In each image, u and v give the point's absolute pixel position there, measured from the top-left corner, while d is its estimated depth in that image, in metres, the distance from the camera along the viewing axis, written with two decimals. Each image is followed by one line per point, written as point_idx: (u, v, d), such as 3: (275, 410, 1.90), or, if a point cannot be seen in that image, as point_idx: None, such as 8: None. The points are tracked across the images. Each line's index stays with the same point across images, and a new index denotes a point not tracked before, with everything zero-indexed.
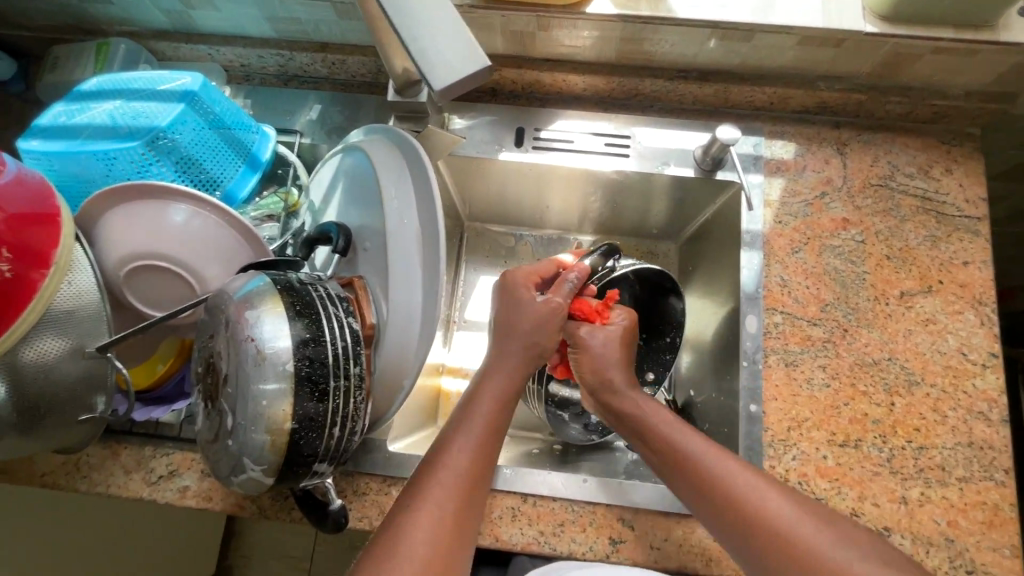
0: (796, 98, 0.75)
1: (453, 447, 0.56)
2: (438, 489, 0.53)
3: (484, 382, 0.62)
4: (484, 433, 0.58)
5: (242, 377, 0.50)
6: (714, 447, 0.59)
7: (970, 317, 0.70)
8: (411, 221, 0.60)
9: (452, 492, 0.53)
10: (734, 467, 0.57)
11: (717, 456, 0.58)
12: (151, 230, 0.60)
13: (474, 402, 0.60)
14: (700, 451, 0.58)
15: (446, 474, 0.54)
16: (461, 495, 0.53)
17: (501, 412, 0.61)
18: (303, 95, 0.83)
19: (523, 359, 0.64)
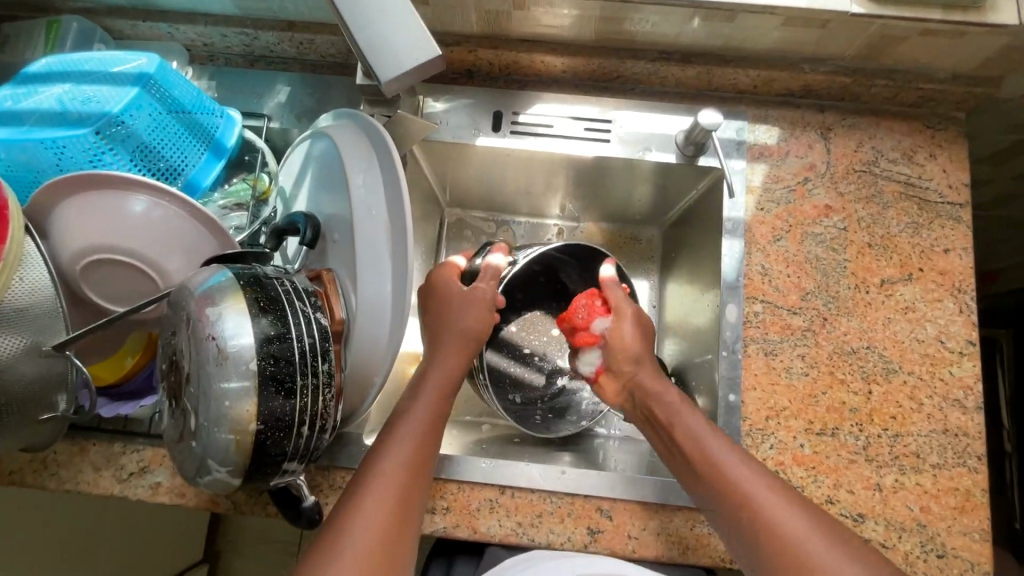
0: (781, 81, 0.73)
1: (393, 438, 0.56)
2: (383, 479, 0.53)
3: (427, 369, 0.63)
4: (423, 425, 0.58)
5: (204, 377, 0.48)
6: (735, 455, 0.57)
7: (949, 305, 0.70)
8: (381, 211, 0.58)
9: (394, 484, 0.53)
10: (752, 477, 0.55)
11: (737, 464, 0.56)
12: (108, 223, 0.57)
13: (416, 395, 0.60)
14: (722, 455, 0.57)
15: (389, 464, 0.54)
16: (408, 482, 0.53)
17: (444, 403, 0.61)
18: (271, 77, 0.79)
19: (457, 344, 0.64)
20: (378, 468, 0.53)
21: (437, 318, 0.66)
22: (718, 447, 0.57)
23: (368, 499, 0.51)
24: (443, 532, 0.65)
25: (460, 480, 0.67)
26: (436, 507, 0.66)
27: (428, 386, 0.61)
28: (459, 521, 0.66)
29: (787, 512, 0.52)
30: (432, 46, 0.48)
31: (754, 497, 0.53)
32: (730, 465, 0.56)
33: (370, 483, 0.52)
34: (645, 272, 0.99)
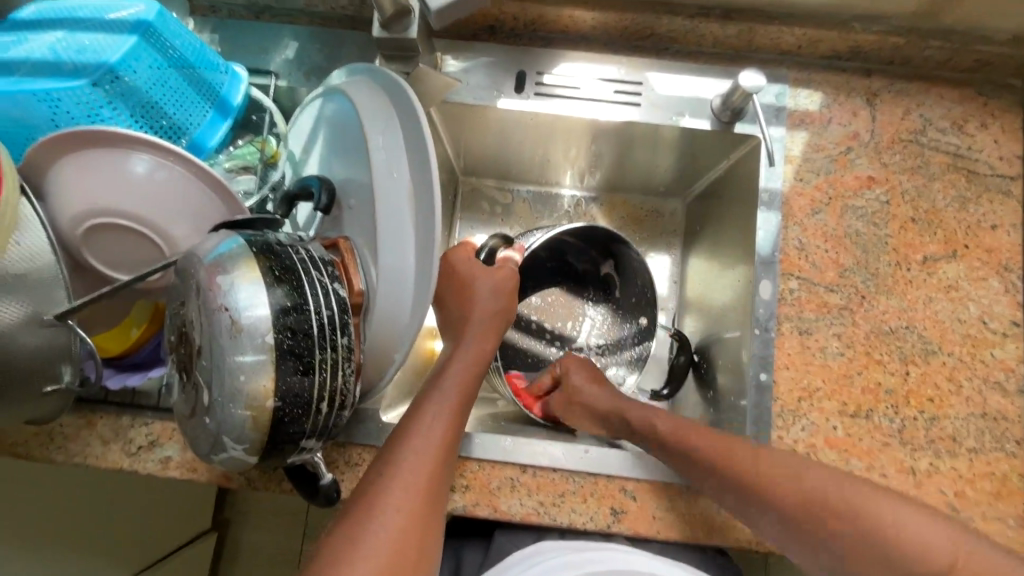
0: (828, 41, 0.68)
1: (425, 415, 0.52)
2: (414, 458, 0.49)
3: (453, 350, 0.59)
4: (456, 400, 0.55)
5: (217, 350, 0.45)
6: (775, 459, 0.58)
7: (994, 284, 0.67)
8: (403, 175, 0.54)
9: (424, 464, 0.49)
10: (805, 473, 0.56)
11: (783, 469, 0.57)
12: (109, 184, 0.53)
13: (444, 372, 0.57)
14: (775, 454, 0.58)
15: (420, 441, 0.50)
16: (439, 462, 0.50)
17: (476, 380, 0.57)
18: (278, 31, 0.74)
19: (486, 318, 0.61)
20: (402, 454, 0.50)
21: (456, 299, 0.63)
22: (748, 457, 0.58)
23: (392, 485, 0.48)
24: (463, 510, 0.63)
25: (480, 458, 0.65)
26: (455, 485, 0.64)
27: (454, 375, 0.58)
28: (479, 500, 0.64)
29: (868, 496, 0.53)
30: None
31: (826, 493, 0.54)
32: (779, 468, 0.57)
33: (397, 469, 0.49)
34: (666, 247, 0.96)
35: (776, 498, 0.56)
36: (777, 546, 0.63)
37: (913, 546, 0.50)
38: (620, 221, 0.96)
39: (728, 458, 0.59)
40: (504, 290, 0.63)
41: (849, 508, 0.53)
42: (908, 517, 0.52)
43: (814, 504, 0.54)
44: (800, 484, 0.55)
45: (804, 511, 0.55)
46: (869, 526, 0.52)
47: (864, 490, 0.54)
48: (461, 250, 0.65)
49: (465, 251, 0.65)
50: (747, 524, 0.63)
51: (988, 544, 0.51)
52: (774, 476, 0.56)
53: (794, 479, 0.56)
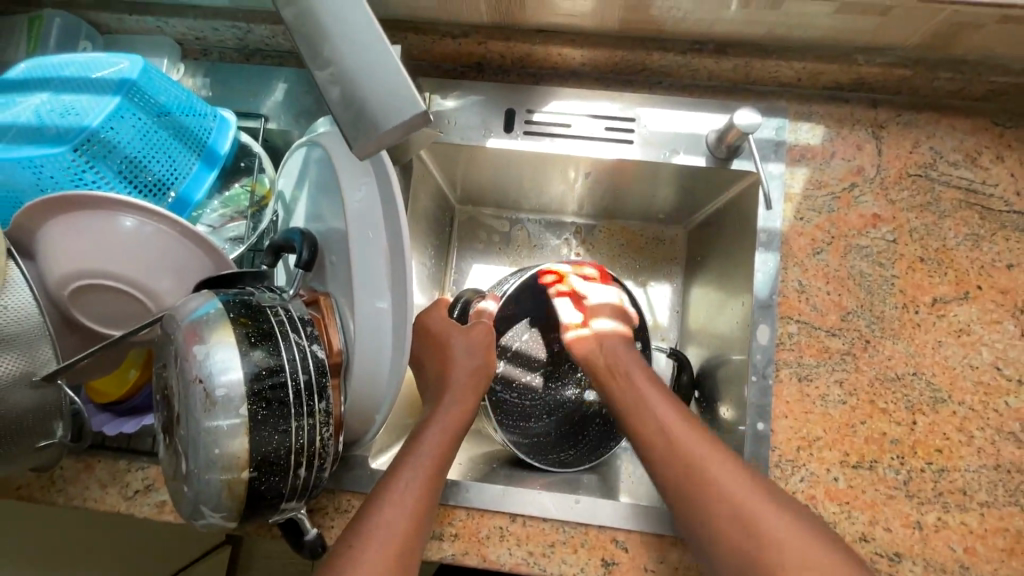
0: (829, 74, 0.65)
1: (398, 479, 0.53)
2: (381, 531, 0.49)
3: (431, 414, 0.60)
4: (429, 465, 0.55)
5: (192, 422, 0.45)
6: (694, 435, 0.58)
7: (1009, 327, 0.63)
8: (379, 234, 0.53)
9: (393, 538, 0.49)
10: (703, 452, 0.56)
11: (696, 445, 0.57)
12: (96, 244, 0.54)
13: (422, 434, 0.58)
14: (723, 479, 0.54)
15: (390, 516, 0.50)
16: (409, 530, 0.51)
17: (449, 443, 0.58)
18: (267, 74, 0.74)
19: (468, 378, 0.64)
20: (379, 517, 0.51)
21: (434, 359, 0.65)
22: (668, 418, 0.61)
23: (366, 543, 0.49)
24: (452, 560, 0.63)
25: (469, 506, 0.64)
26: (444, 533, 0.64)
27: (432, 427, 0.59)
28: (468, 549, 0.63)
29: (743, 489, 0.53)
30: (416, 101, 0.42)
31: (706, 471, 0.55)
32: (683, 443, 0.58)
33: (373, 529, 0.50)
34: (667, 275, 0.93)
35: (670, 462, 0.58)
36: None
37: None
38: (619, 248, 0.94)
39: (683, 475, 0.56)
40: (478, 347, 0.67)
41: (725, 494, 0.53)
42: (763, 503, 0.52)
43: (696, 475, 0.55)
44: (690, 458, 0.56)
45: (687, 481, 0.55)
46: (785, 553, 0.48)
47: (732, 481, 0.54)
48: (433, 312, 0.70)
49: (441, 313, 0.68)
50: None
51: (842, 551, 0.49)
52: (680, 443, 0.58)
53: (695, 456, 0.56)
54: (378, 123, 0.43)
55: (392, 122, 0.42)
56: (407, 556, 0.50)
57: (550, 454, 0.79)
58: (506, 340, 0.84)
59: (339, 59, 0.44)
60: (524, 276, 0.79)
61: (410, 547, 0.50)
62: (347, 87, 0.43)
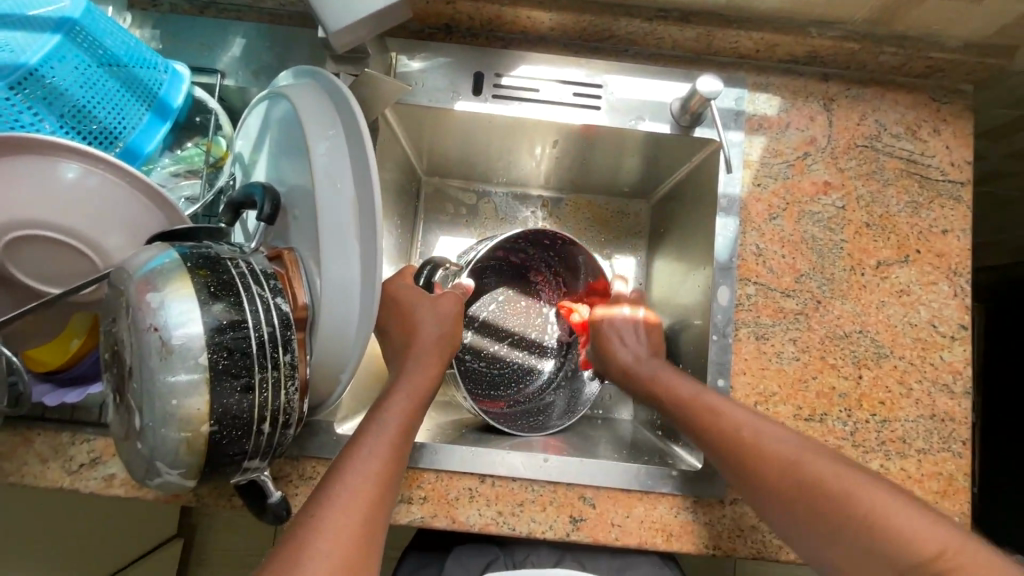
0: (785, 46, 0.68)
1: (367, 436, 0.53)
2: (341, 492, 0.48)
3: (400, 374, 0.60)
4: (397, 426, 0.55)
5: (146, 373, 0.43)
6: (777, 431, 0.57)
7: (943, 288, 0.68)
8: (347, 186, 0.51)
9: (359, 497, 0.49)
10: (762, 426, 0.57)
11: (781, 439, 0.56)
12: (33, 193, 0.50)
13: (389, 397, 0.57)
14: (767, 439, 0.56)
15: (355, 475, 0.50)
16: (375, 488, 0.50)
17: (420, 406, 0.58)
18: (223, 28, 0.71)
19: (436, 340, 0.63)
20: (344, 473, 0.50)
21: (401, 325, 0.64)
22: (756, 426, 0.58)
23: (332, 497, 0.48)
24: (420, 523, 0.63)
25: (437, 468, 0.64)
26: (412, 497, 0.63)
27: (399, 391, 0.58)
28: (437, 511, 0.63)
29: (875, 496, 0.48)
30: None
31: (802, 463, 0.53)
32: (778, 442, 0.55)
33: (340, 488, 0.49)
34: (631, 248, 0.95)
35: (764, 468, 0.54)
36: (732, 549, 0.63)
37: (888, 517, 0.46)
38: (586, 221, 0.95)
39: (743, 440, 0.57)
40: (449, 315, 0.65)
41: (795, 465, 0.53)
42: (887, 492, 0.48)
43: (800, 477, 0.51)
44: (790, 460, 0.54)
45: (795, 486, 0.52)
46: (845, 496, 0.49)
47: (848, 475, 0.50)
48: (402, 276, 0.68)
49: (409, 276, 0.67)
50: (704, 528, 0.64)
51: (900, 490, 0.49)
52: (770, 454, 0.55)
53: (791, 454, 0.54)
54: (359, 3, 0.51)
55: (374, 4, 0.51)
56: (376, 510, 0.49)
57: (505, 421, 0.79)
58: (474, 309, 0.85)
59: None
60: (494, 241, 0.79)
61: (378, 502, 0.50)
62: None
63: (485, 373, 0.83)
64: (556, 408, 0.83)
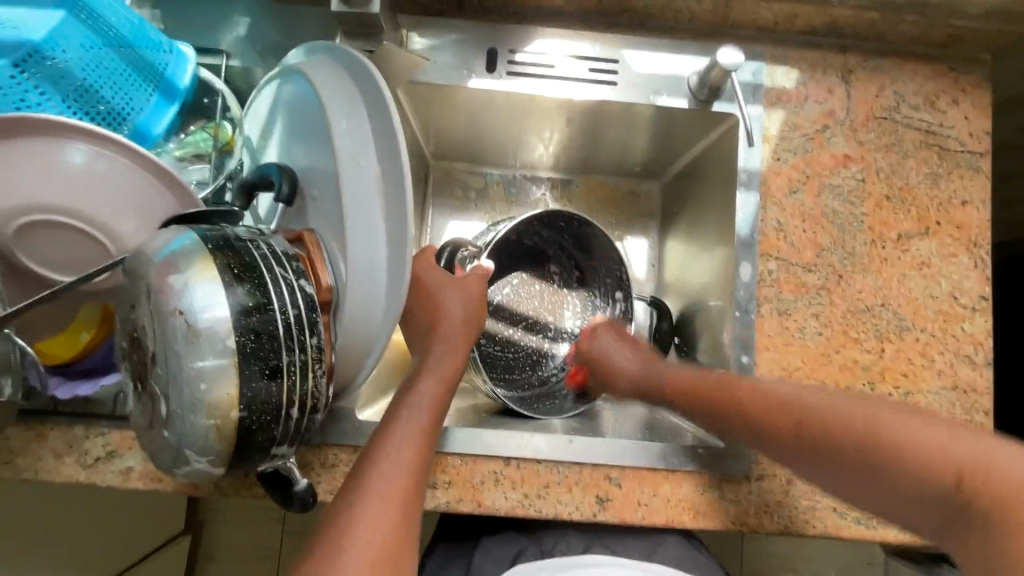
0: (804, 16, 0.67)
1: (396, 422, 0.52)
2: (376, 481, 0.48)
3: (426, 357, 0.59)
4: (426, 410, 0.54)
5: (172, 358, 0.41)
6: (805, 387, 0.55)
7: (963, 259, 0.68)
8: (370, 163, 0.50)
9: (393, 485, 0.48)
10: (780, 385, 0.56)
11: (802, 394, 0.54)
12: (41, 177, 0.48)
13: (416, 380, 0.56)
14: (783, 392, 0.55)
15: (387, 463, 0.49)
16: (409, 474, 0.49)
17: (448, 390, 0.57)
18: (227, 6, 0.68)
19: (460, 324, 0.61)
20: (375, 458, 0.49)
21: (422, 308, 0.62)
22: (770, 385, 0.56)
23: (370, 485, 0.47)
24: (446, 508, 0.62)
25: (462, 453, 0.63)
26: (438, 482, 0.62)
27: (425, 373, 0.57)
28: (463, 496, 0.62)
29: (898, 425, 0.47)
30: None
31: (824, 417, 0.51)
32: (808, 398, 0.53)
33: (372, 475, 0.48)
34: (643, 229, 0.95)
35: (786, 428, 0.53)
36: (759, 525, 0.63)
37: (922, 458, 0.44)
38: (597, 203, 0.94)
39: (762, 414, 0.55)
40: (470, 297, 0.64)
41: (819, 415, 0.51)
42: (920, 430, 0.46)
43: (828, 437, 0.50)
44: (807, 409, 0.52)
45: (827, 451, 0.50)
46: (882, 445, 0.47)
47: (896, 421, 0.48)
48: (424, 257, 0.66)
49: (428, 258, 0.66)
50: (731, 505, 0.64)
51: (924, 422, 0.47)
52: (785, 396, 0.54)
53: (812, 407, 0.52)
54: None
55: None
56: (410, 495, 0.48)
57: (526, 404, 0.79)
58: (489, 292, 0.84)
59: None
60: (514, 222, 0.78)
61: (412, 487, 0.49)
62: None
63: (501, 359, 0.82)
64: (573, 389, 0.83)
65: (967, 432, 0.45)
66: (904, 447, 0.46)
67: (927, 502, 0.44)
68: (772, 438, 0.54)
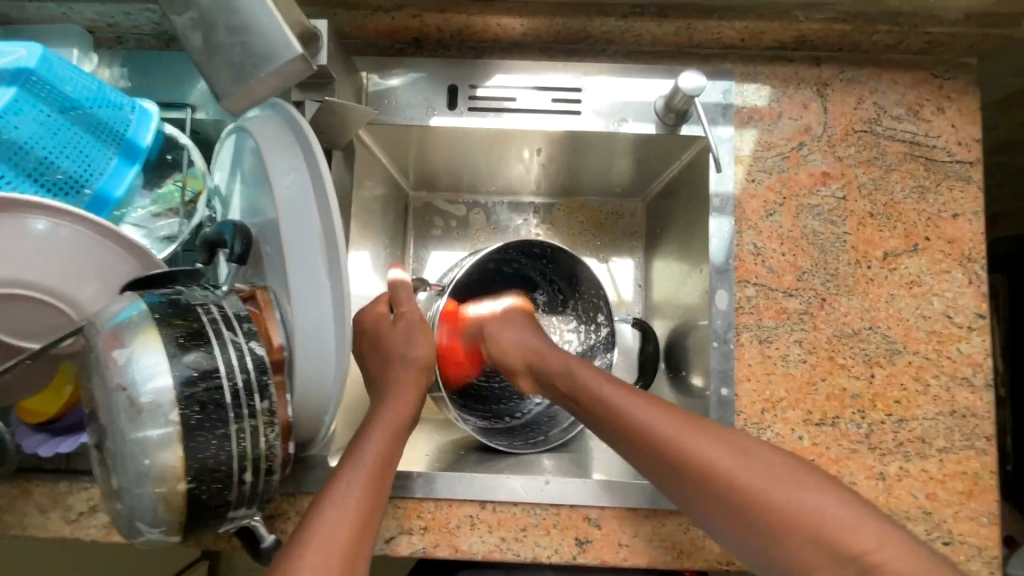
0: (771, 33, 0.65)
1: (346, 474, 0.51)
2: (318, 540, 0.46)
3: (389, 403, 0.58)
4: (376, 460, 0.53)
5: (117, 433, 0.41)
6: (711, 434, 0.51)
7: (957, 276, 0.64)
8: (313, 219, 0.50)
9: (337, 544, 0.46)
10: (686, 428, 0.52)
11: (717, 447, 0.50)
12: (1, 252, 0.49)
13: (370, 428, 0.55)
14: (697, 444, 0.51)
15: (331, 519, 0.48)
16: (355, 532, 0.48)
17: (399, 438, 0.56)
18: (192, 60, 0.70)
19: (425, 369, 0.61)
20: (320, 514, 0.48)
21: (389, 352, 0.62)
22: (716, 452, 0.50)
23: (314, 543, 0.46)
24: (422, 553, 0.61)
25: (436, 497, 0.62)
26: (413, 528, 0.62)
27: (380, 420, 0.56)
28: (439, 541, 0.62)
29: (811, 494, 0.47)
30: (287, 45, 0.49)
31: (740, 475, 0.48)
32: (716, 452, 0.50)
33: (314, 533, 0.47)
34: (629, 250, 0.92)
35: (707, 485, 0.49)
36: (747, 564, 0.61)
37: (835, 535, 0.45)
38: (579, 225, 0.92)
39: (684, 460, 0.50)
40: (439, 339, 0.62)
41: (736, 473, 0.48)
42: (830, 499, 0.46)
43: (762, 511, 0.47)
44: (728, 478, 0.49)
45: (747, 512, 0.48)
46: (801, 515, 0.46)
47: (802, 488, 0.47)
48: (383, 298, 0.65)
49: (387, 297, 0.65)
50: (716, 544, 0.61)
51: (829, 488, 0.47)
52: (697, 451, 0.50)
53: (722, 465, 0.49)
54: (253, 70, 0.50)
55: (269, 67, 0.50)
56: (355, 552, 0.47)
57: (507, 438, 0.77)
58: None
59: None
60: (480, 254, 0.76)
61: (354, 547, 0.47)
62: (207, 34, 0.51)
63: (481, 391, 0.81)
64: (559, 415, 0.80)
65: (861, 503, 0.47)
66: (819, 519, 0.45)
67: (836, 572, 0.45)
68: (717, 505, 0.49)
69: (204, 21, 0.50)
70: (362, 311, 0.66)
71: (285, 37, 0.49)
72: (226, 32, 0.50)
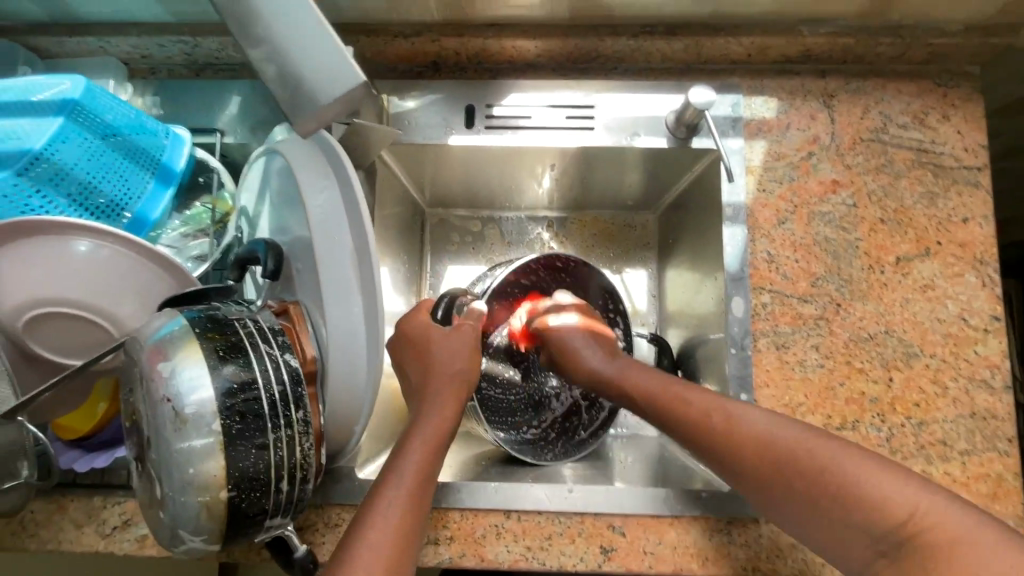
0: (777, 47, 0.67)
1: (389, 485, 0.52)
2: (366, 553, 0.48)
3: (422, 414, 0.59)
4: (418, 472, 0.54)
5: (162, 443, 0.43)
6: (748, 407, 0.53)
7: (970, 279, 0.65)
8: (344, 235, 0.52)
9: (382, 557, 0.48)
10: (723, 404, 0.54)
11: (754, 416, 0.52)
12: (48, 273, 0.52)
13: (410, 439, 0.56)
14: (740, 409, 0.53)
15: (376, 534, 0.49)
16: (399, 545, 0.49)
17: (439, 449, 0.57)
18: (221, 88, 0.73)
19: (456, 382, 0.62)
20: (365, 527, 0.49)
21: (415, 364, 0.63)
22: (755, 418, 0.52)
23: (361, 556, 0.47)
24: (449, 564, 0.62)
25: (462, 507, 0.63)
26: (439, 538, 0.62)
27: (418, 432, 0.57)
28: (465, 550, 0.62)
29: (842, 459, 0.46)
30: (353, 74, 0.53)
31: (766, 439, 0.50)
32: (752, 417, 0.52)
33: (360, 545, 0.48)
34: (641, 261, 0.94)
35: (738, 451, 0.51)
36: (773, 570, 0.61)
37: (872, 502, 0.43)
38: (592, 238, 0.94)
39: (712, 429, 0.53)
40: (465, 350, 0.63)
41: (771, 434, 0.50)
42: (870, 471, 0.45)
43: (789, 469, 0.48)
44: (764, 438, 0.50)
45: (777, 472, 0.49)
46: (831, 476, 0.46)
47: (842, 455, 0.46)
48: (418, 313, 0.66)
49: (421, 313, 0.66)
50: (741, 550, 0.62)
51: (871, 458, 0.46)
52: (729, 418, 0.53)
53: (768, 429, 0.51)
54: (316, 95, 0.54)
55: (339, 91, 0.53)
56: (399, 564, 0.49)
57: (536, 449, 0.78)
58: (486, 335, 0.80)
59: (270, 34, 0.53)
60: (512, 267, 0.78)
61: (398, 560, 0.49)
62: (278, 66, 0.54)
63: (502, 403, 0.80)
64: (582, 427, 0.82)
65: (916, 480, 0.44)
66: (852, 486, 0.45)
67: (874, 535, 0.43)
68: (750, 469, 0.51)
69: (275, 54, 0.53)
70: (400, 322, 0.66)
71: (350, 67, 0.53)
72: (296, 64, 0.53)
